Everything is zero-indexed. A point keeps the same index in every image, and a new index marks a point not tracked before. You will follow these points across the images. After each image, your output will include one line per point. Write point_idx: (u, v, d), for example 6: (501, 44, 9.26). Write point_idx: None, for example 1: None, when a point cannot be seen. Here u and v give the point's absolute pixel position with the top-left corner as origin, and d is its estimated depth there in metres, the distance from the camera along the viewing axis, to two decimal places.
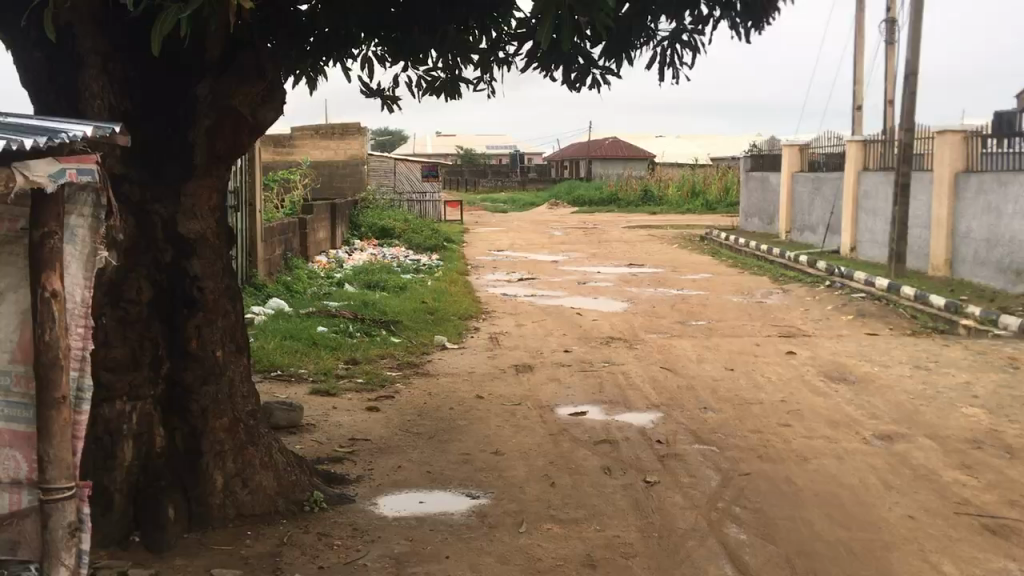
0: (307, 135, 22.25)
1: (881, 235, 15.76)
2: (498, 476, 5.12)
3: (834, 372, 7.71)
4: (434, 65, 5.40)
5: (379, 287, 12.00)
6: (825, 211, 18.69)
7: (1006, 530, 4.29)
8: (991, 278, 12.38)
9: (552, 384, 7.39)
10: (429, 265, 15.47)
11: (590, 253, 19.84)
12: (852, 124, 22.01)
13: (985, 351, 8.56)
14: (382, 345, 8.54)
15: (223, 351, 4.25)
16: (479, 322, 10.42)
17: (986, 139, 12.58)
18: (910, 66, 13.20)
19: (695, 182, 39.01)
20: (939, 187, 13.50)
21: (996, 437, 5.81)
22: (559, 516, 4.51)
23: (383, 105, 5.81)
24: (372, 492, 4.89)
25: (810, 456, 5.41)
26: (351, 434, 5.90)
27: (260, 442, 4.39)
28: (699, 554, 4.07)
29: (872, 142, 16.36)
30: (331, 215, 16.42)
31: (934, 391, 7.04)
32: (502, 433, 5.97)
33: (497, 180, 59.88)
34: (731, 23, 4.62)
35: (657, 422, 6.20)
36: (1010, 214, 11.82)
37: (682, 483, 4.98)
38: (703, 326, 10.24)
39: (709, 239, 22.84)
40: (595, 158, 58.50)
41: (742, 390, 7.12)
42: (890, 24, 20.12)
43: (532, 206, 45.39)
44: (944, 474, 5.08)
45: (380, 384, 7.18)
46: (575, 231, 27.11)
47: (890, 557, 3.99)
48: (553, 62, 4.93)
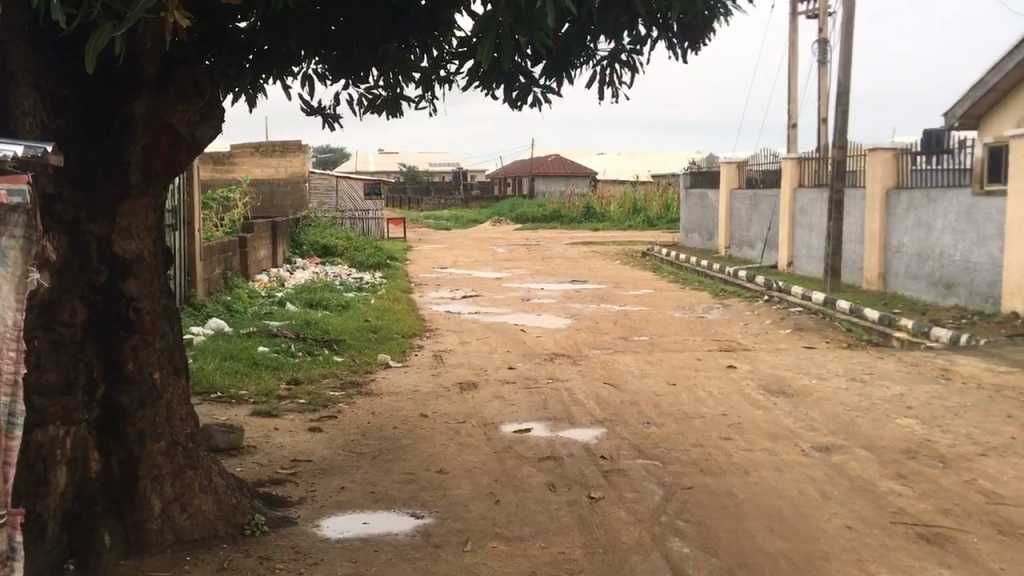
0: (248, 152, 21.99)
1: (817, 251, 16.11)
2: (442, 495, 5.10)
3: (774, 386, 7.83)
4: (375, 82, 5.36)
5: (322, 306, 11.89)
6: (762, 228, 19.07)
7: (941, 537, 4.40)
8: (922, 291, 12.73)
9: (496, 401, 7.39)
10: (371, 283, 15.38)
11: (535, 269, 19.91)
12: (788, 143, 22.52)
13: (919, 363, 8.78)
14: (326, 364, 8.46)
15: (160, 373, 4.19)
16: (423, 340, 10.39)
17: (916, 157, 12.98)
18: (843, 86, 13.54)
19: (637, 198, 39.48)
20: (871, 204, 13.89)
21: (930, 446, 5.96)
22: (505, 534, 4.51)
23: (324, 123, 5.77)
24: (315, 513, 4.83)
25: (751, 469, 5.49)
26: (294, 455, 5.83)
27: (200, 464, 4.35)
28: (642, 567, 4.10)
29: (807, 160, 16.75)
30: (272, 233, 16.24)
31: (870, 403, 7.19)
32: (447, 451, 5.96)
33: (439, 198, 59.85)
34: (668, 43, 4.67)
35: (600, 438, 6.24)
36: (940, 229, 12.18)
37: (626, 498, 5.01)
38: (646, 341, 10.34)
39: (651, 254, 23.10)
40: (538, 175, 58.80)
41: (683, 404, 7.19)
42: (823, 45, 20.70)
43: (475, 223, 45.44)
44: (880, 485, 5.19)
45: (323, 405, 7.09)
46: (519, 247, 27.21)
47: (828, 567, 4.06)
48: (494, 81, 4.92)
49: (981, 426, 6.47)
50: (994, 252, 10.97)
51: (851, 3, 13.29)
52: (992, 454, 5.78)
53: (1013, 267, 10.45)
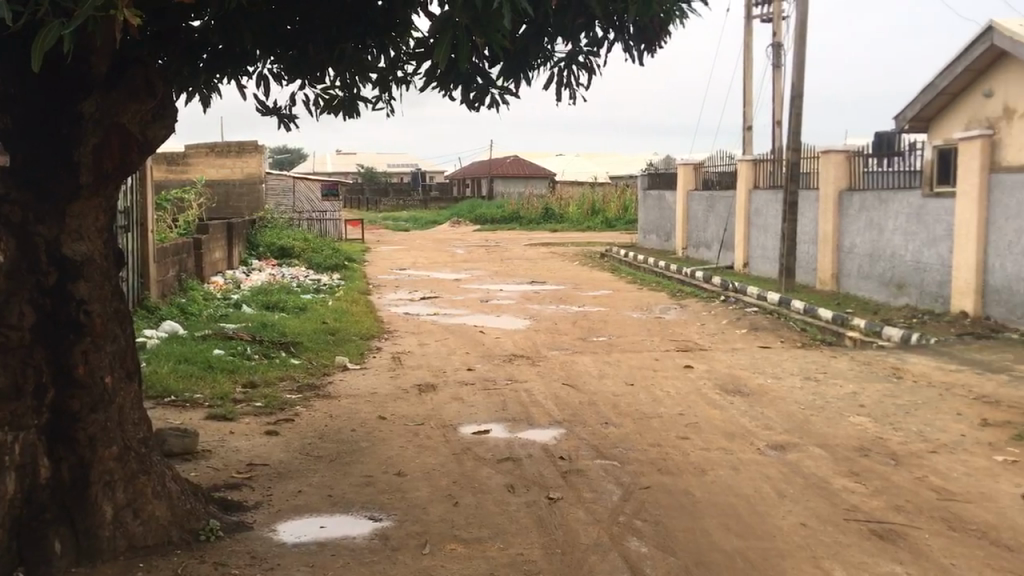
0: (202, 153, 21.72)
1: (772, 252, 16.31)
2: (400, 497, 5.08)
3: (730, 385, 7.91)
4: (331, 83, 5.32)
5: (279, 308, 11.78)
6: (718, 229, 19.26)
7: (892, 534, 4.47)
8: (874, 291, 12.95)
9: (455, 403, 7.38)
10: (329, 285, 15.28)
11: (493, 270, 19.91)
12: (743, 145, 22.78)
13: (871, 362, 8.92)
14: (282, 366, 8.38)
15: (112, 376, 4.12)
16: (381, 342, 10.33)
17: (868, 159, 13.20)
18: (797, 89, 13.72)
19: (595, 199, 39.61)
20: (824, 205, 14.10)
21: (882, 444, 6.06)
22: (463, 536, 4.49)
23: (280, 123, 5.71)
24: (271, 518, 4.78)
25: (707, 468, 5.54)
26: (250, 459, 5.77)
27: (153, 469, 4.27)
28: (600, 568, 4.11)
29: (762, 162, 16.95)
30: (228, 235, 16.05)
31: (824, 401, 7.29)
32: (405, 453, 5.93)
33: (398, 199, 59.59)
34: (625, 45, 4.69)
35: (559, 439, 6.25)
36: (891, 229, 12.39)
37: (585, 498, 5.03)
38: (604, 342, 10.39)
39: (609, 255, 23.22)
40: (497, 176, 58.79)
41: (641, 404, 7.24)
42: (777, 48, 20.98)
43: (434, 224, 45.32)
44: (834, 482, 5.26)
45: (279, 408, 7.02)
46: (477, 248, 27.16)
47: (783, 565, 4.11)
48: (452, 82, 4.91)
49: (931, 423, 6.59)
50: (944, 252, 11.19)
51: (804, 7, 13.47)
52: (942, 451, 5.89)
53: (963, 268, 10.68)
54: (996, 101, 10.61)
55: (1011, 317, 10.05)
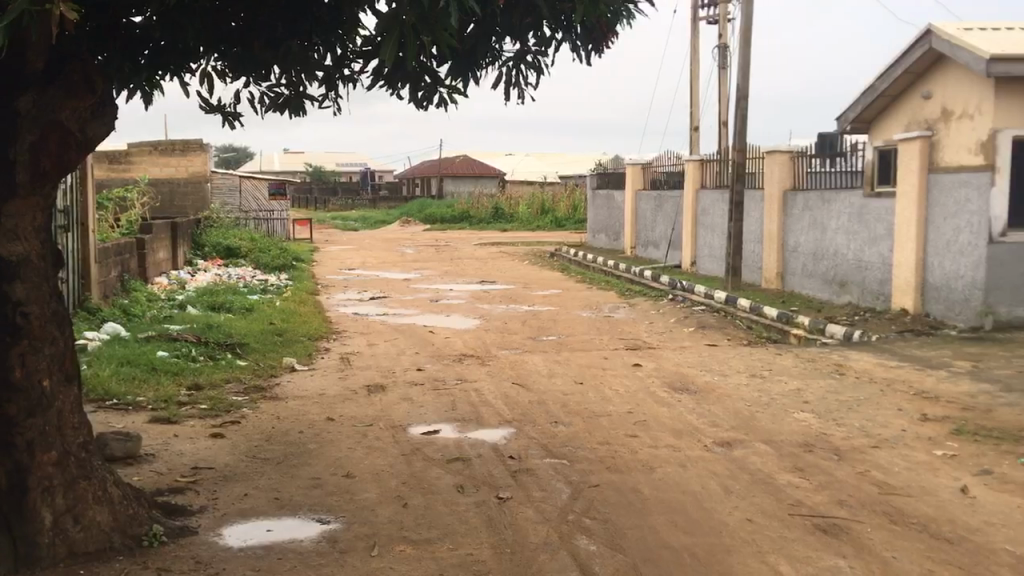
0: (145, 151, 21.30)
1: (718, 251, 16.51)
2: (349, 499, 5.03)
3: (678, 383, 7.98)
4: (277, 81, 5.25)
5: (225, 309, 11.62)
6: (666, 228, 19.44)
7: (836, 528, 4.55)
8: (817, 289, 13.18)
9: (404, 403, 7.34)
10: (276, 285, 15.10)
11: (443, 270, 19.84)
12: (690, 145, 23.03)
13: (815, 359, 9.07)
14: (228, 368, 8.26)
15: (51, 379, 4.01)
16: (329, 342, 10.23)
17: (811, 160, 13.43)
18: (742, 89, 13.90)
19: (545, 199, 39.53)
20: (769, 205, 14.31)
21: (825, 440, 6.17)
22: (412, 537, 4.47)
23: (224, 121, 5.63)
24: (216, 522, 4.70)
25: (655, 465, 5.58)
26: (195, 462, 5.68)
27: (94, 474, 4.17)
28: (549, 566, 4.12)
29: (708, 162, 17.15)
30: (172, 235, 15.78)
31: (769, 398, 7.39)
32: (354, 455, 5.89)
33: (346, 198, 59.13)
34: (573, 45, 4.70)
35: (508, 438, 6.25)
36: (834, 229, 12.62)
37: (534, 497, 5.04)
38: (554, 341, 10.42)
39: (559, 255, 23.30)
40: (446, 176, 58.63)
41: (590, 403, 7.27)
42: (722, 50, 21.25)
43: (383, 224, 45.04)
44: (779, 478, 5.34)
45: (225, 410, 6.92)
46: (427, 248, 27.05)
47: (730, 560, 4.16)
48: (399, 80, 4.89)
49: (873, 419, 6.72)
50: (885, 251, 11.42)
51: (748, 9, 13.65)
52: (883, 446, 6.01)
53: (903, 266, 10.91)
54: (934, 103, 10.72)
55: (949, 314, 10.31)
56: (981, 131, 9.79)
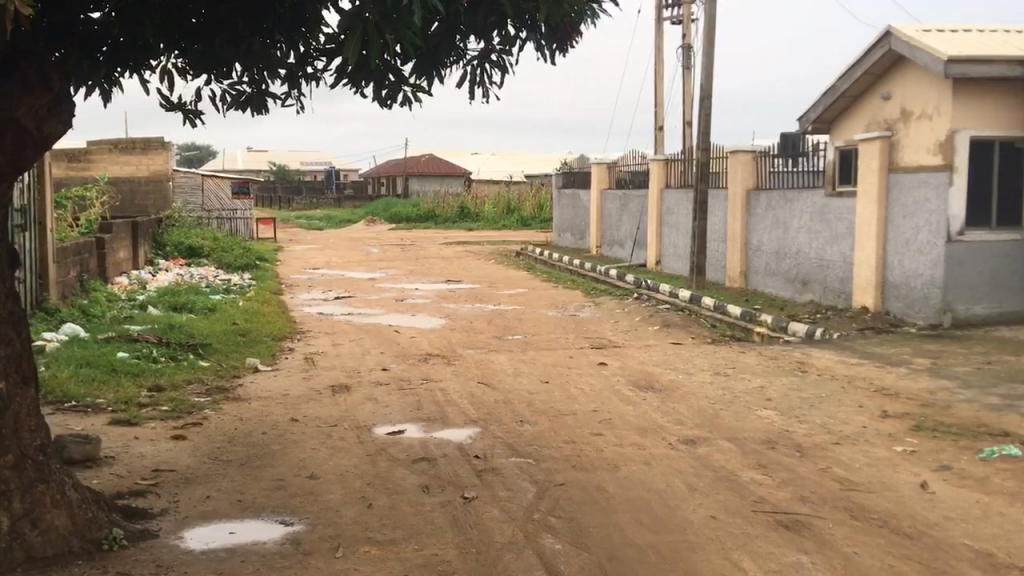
0: (105, 149, 21.00)
1: (683, 250, 16.62)
2: (312, 501, 5.00)
3: (642, 381, 8.02)
4: (238, 79, 5.20)
5: (187, 309, 11.49)
6: (631, 227, 19.54)
7: (798, 524, 4.59)
8: (780, 288, 13.33)
9: (369, 403, 7.30)
10: (239, 285, 14.96)
11: (408, 269, 19.77)
12: (655, 145, 23.16)
13: (777, 356, 9.16)
14: (190, 369, 8.16)
15: (6, 382, 3.95)
16: (293, 343, 10.15)
17: (774, 159, 13.56)
18: (706, 90, 14.00)
19: (511, 198, 39.60)
20: (732, 204, 14.42)
21: (788, 437, 6.23)
22: (377, 538, 4.45)
23: (184, 119, 5.56)
24: (177, 525, 4.64)
25: (621, 464, 5.60)
26: (156, 464, 5.60)
27: (52, 478, 4.09)
28: (515, 566, 4.12)
29: (673, 161, 17.25)
30: (133, 234, 15.57)
31: (732, 396, 7.45)
32: (318, 455, 5.84)
33: (311, 197, 58.73)
34: (537, 44, 4.69)
35: (474, 438, 6.24)
36: (796, 228, 12.76)
37: (500, 497, 5.03)
38: (519, 340, 10.43)
39: (525, 254, 23.31)
40: (412, 175, 58.47)
41: (556, 402, 7.28)
42: (686, 50, 21.40)
43: (348, 223, 44.81)
44: (743, 475, 5.38)
45: (187, 412, 6.84)
46: (392, 248, 26.96)
47: (694, 557, 4.18)
48: (363, 78, 4.86)
49: (835, 415, 6.80)
50: (846, 250, 11.56)
51: (711, 10, 13.76)
52: (845, 443, 6.08)
53: (864, 264, 11.06)
54: (893, 103, 10.85)
55: (908, 312, 10.46)
56: (939, 131, 9.94)
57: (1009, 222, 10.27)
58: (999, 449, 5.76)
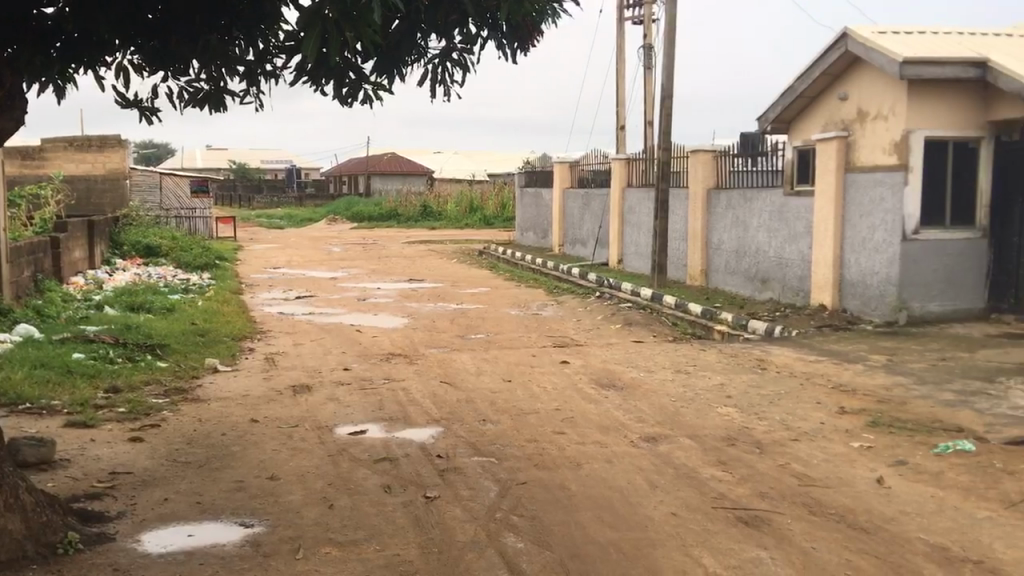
0: (60, 147, 20.64)
1: (644, 248, 16.71)
2: (273, 502, 4.95)
3: (604, 379, 8.06)
4: (196, 76, 5.13)
5: (145, 309, 11.33)
6: (594, 226, 19.61)
7: (757, 520, 4.64)
8: (740, 286, 13.45)
9: (331, 404, 7.26)
10: (198, 285, 14.77)
11: (370, 269, 19.67)
12: (616, 144, 23.28)
13: (737, 354, 9.25)
14: (148, 370, 8.04)
15: None
16: (253, 343, 10.05)
17: (734, 159, 13.69)
18: (667, 89, 14.09)
19: (473, 197, 39.58)
20: (693, 203, 14.53)
21: (747, 433, 6.29)
22: (337, 539, 4.42)
23: (141, 116, 5.48)
24: (135, 528, 4.57)
25: (582, 462, 5.62)
26: (112, 467, 5.52)
27: (5, 482, 4.01)
28: (477, 565, 4.12)
29: (635, 160, 17.34)
30: (88, 233, 15.32)
31: (693, 393, 7.51)
32: (278, 456, 5.79)
33: (272, 196, 58.22)
34: (499, 43, 4.69)
35: (436, 437, 6.22)
36: (756, 227, 12.89)
37: (462, 496, 5.02)
38: (482, 339, 10.42)
39: (488, 253, 23.30)
40: (374, 173, 58.19)
41: (518, 400, 7.29)
42: (647, 50, 21.53)
43: (309, 222, 44.47)
44: (704, 472, 5.43)
45: (144, 413, 6.74)
46: (354, 247, 26.79)
47: (655, 554, 4.20)
48: (323, 76, 4.82)
49: (794, 412, 6.88)
50: (804, 249, 11.71)
51: (672, 11, 13.85)
52: (803, 439, 6.15)
53: (822, 262, 11.20)
54: (850, 104, 11.00)
55: (865, 309, 10.62)
56: (895, 131, 10.09)
57: (964, 220, 10.45)
58: (953, 444, 5.86)
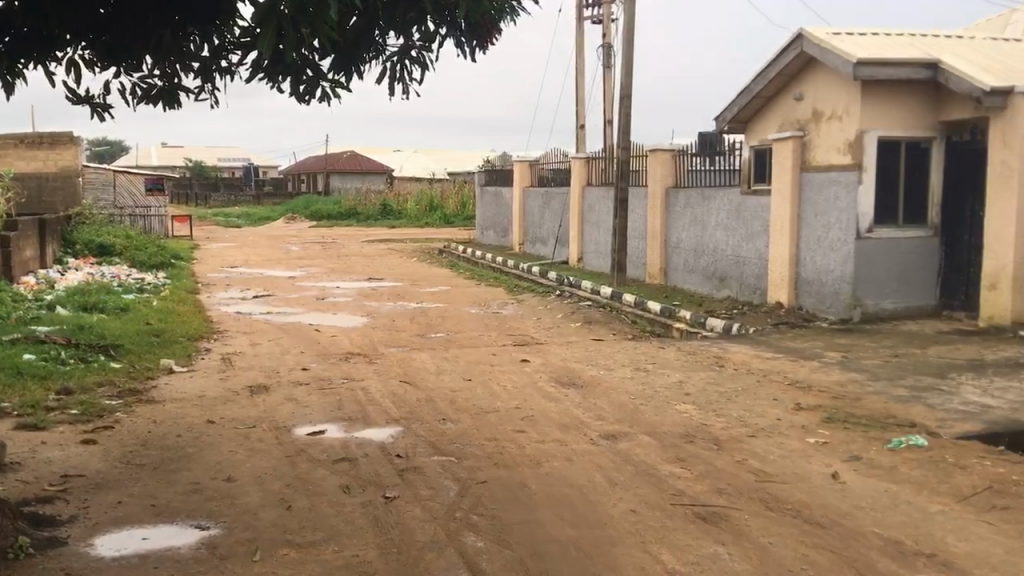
0: (10, 144, 20.21)
1: (604, 247, 16.78)
2: (229, 504, 4.89)
3: (564, 377, 8.08)
4: (149, 72, 5.05)
5: (98, 309, 11.13)
6: (554, 225, 19.64)
7: (715, 516, 4.68)
8: (698, 284, 13.57)
9: (289, 404, 7.18)
10: (153, 284, 14.55)
11: (330, 268, 19.53)
12: (576, 143, 23.34)
13: (696, 352, 9.32)
14: (101, 372, 7.90)
15: None
16: (209, 343, 9.92)
17: (692, 158, 13.80)
18: (626, 89, 14.16)
19: (433, 196, 39.48)
20: (652, 202, 14.62)
21: (705, 430, 6.34)
22: (295, 540, 4.38)
23: (92, 113, 5.38)
24: (87, 532, 4.48)
25: (542, 460, 5.62)
26: (64, 470, 5.41)
27: None
28: (436, 565, 4.10)
29: (594, 159, 17.40)
30: (39, 232, 15.02)
31: (652, 391, 7.55)
32: (235, 458, 5.72)
33: (229, 195, 57.55)
34: (457, 41, 4.66)
35: (395, 437, 6.19)
36: (714, 225, 13.01)
37: (421, 496, 5.00)
38: (442, 338, 10.39)
39: (448, 251, 23.24)
40: (333, 171, 57.78)
41: (478, 399, 7.28)
42: (607, 49, 21.60)
43: (267, 221, 44.01)
44: (663, 469, 5.46)
45: (97, 415, 6.62)
46: (313, 246, 26.56)
47: (614, 551, 4.22)
48: (279, 73, 4.76)
49: (751, 409, 6.95)
50: (761, 247, 11.83)
51: (630, 11, 13.91)
52: (760, 435, 6.22)
53: (778, 261, 11.33)
54: (805, 104, 11.13)
55: (821, 307, 10.77)
56: (849, 132, 10.24)
57: (916, 220, 10.63)
58: (906, 439, 5.95)
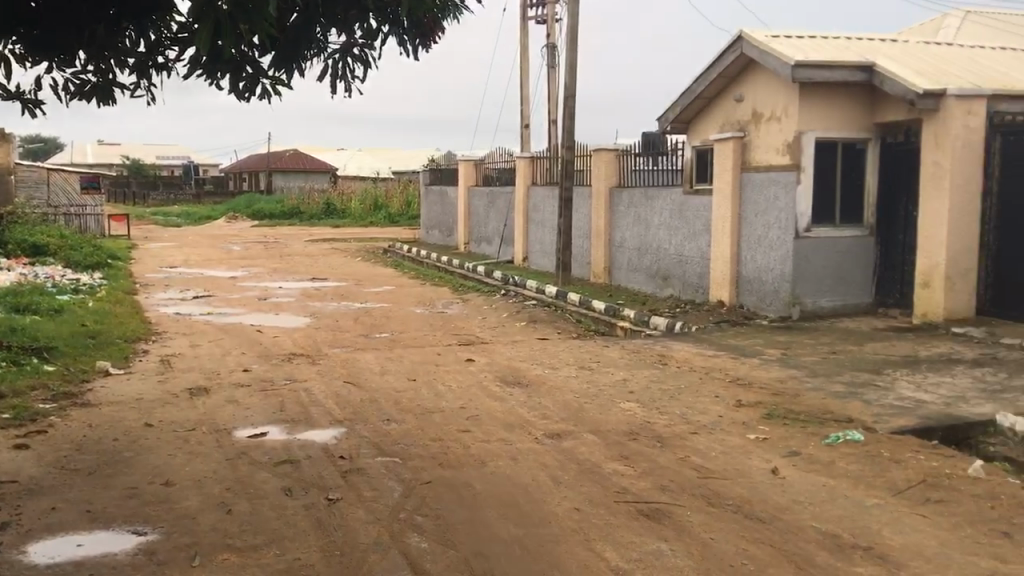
0: None
1: (549, 246, 16.83)
2: (168, 508, 4.80)
3: (509, 377, 8.08)
4: (82, 67, 4.93)
5: (31, 310, 10.84)
6: (499, 224, 19.64)
7: (658, 513, 4.72)
8: (642, 283, 13.68)
9: (230, 406, 7.07)
10: (88, 284, 14.21)
11: (272, 267, 19.29)
12: (521, 142, 23.38)
13: (640, 350, 9.39)
14: (33, 375, 7.69)
15: None
16: (147, 344, 9.72)
17: (635, 158, 13.91)
18: (569, 89, 14.22)
19: (378, 195, 39.25)
20: (596, 201, 14.71)
21: (649, 428, 6.39)
22: (236, 544, 4.31)
23: (23, 109, 5.24)
24: (20, 539, 4.36)
25: (487, 460, 5.61)
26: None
27: None
28: (380, 566, 4.07)
29: (539, 159, 17.44)
30: None
31: (596, 389, 7.59)
32: (174, 461, 5.61)
33: (169, 194, 56.48)
34: (400, 39, 4.64)
35: (338, 438, 6.13)
36: (657, 225, 13.14)
37: (365, 497, 4.96)
38: (386, 338, 10.33)
39: (393, 251, 23.11)
40: (276, 170, 57.09)
41: (422, 399, 7.24)
42: (551, 49, 21.67)
43: (208, 220, 43.30)
44: (606, 467, 5.49)
45: (29, 420, 6.44)
46: (255, 246, 26.19)
47: (558, 549, 4.23)
48: (218, 70, 4.69)
49: (693, 406, 7.03)
50: (703, 247, 11.98)
51: (574, 12, 13.97)
52: (701, 432, 6.29)
53: (720, 260, 11.47)
54: (745, 105, 11.29)
55: (761, 305, 10.93)
56: (788, 133, 10.42)
57: (853, 220, 10.86)
58: (843, 435, 6.07)
